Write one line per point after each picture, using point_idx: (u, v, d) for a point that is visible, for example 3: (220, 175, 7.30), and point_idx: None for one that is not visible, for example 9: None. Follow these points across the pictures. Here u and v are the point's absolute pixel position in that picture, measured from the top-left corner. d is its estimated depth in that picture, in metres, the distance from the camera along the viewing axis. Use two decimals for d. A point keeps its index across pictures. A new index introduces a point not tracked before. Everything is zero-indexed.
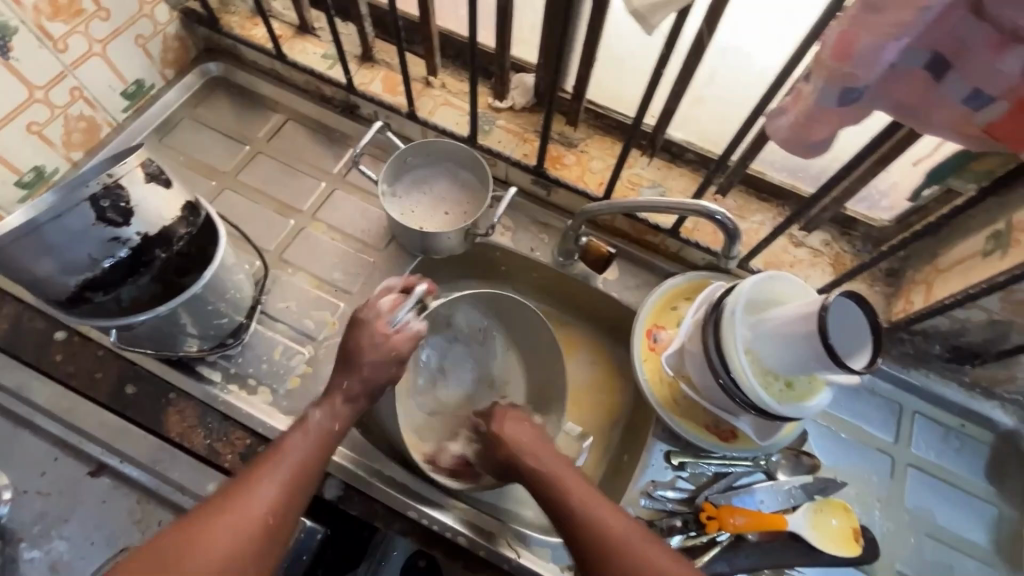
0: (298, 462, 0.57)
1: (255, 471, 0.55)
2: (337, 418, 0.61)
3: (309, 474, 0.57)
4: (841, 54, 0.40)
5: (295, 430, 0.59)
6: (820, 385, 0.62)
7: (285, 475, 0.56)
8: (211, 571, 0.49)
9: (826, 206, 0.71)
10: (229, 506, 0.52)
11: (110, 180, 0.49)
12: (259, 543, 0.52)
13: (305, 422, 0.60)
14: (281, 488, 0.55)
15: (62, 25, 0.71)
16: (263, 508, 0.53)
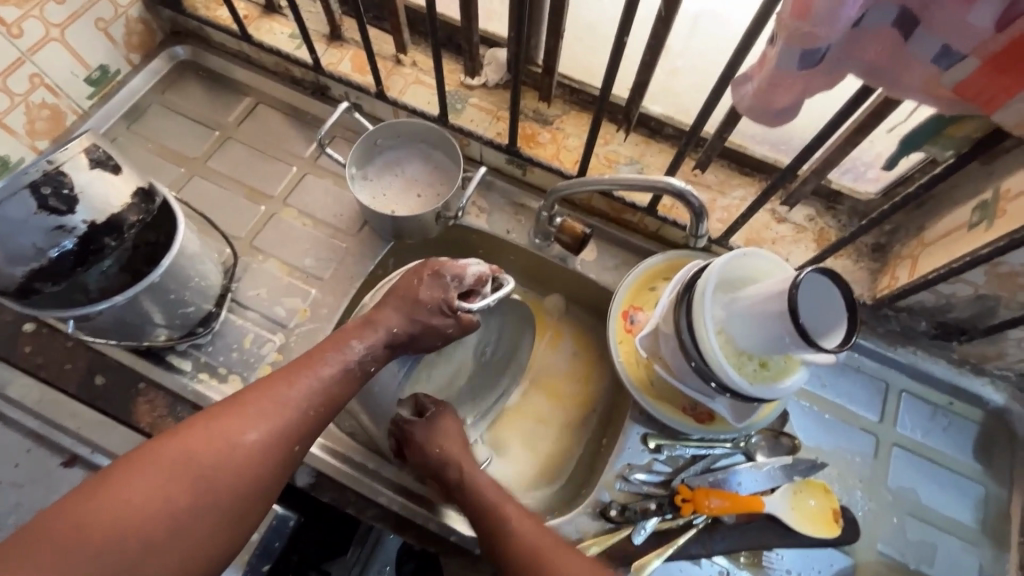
0: (330, 383, 0.56)
1: (287, 389, 0.53)
2: (373, 355, 0.59)
3: (338, 396, 0.56)
4: (801, 11, 0.37)
5: (332, 353, 0.57)
6: (795, 365, 0.60)
7: (316, 397, 0.54)
8: (238, 476, 0.48)
9: (807, 179, 0.68)
10: (256, 420, 0.51)
11: (50, 167, 0.48)
12: (283, 463, 0.51)
13: (345, 351, 0.57)
14: (309, 411, 0.53)
15: (14, 9, 0.69)
16: (292, 421, 0.52)
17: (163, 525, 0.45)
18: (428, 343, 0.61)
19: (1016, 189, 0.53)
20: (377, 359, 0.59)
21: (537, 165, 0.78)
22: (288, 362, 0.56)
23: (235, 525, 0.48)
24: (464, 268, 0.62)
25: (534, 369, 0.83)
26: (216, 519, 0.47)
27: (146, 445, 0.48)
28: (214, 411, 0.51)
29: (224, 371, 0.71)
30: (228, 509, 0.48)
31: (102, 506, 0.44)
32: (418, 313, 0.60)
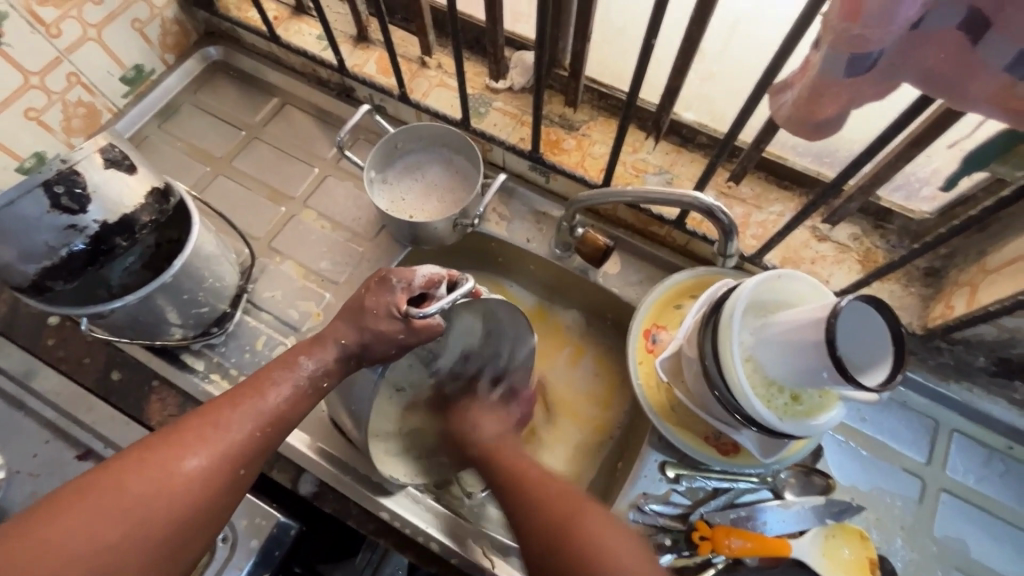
0: (278, 405, 0.54)
1: (230, 411, 0.52)
2: (327, 373, 0.57)
3: (287, 419, 0.54)
4: (851, 12, 0.33)
5: (284, 373, 0.56)
6: (832, 401, 0.55)
7: (262, 417, 0.53)
8: (173, 506, 0.46)
9: (852, 196, 0.63)
10: (197, 445, 0.49)
11: (64, 166, 0.48)
12: (227, 488, 0.49)
13: (294, 369, 0.56)
14: (254, 433, 0.52)
15: (53, 9, 0.71)
16: (234, 446, 0.50)
17: (93, 559, 0.43)
18: (384, 353, 0.57)
19: None
20: (330, 373, 0.57)
21: (560, 173, 0.75)
22: (233, 386, 0.55)
23: (174, 557, 0.46)
24: (411, 272, 0.58)
25: (548, 386, 0.80)
26: (153, 553, 0.45)
27: (76, 483, 0.46)
28: (152, 440, 0.49)
29: (236, 372, 0.71)
30: (164, 539, 0.46)
31: (25, 552, 0.42)
32: (365, 322, 0.57)
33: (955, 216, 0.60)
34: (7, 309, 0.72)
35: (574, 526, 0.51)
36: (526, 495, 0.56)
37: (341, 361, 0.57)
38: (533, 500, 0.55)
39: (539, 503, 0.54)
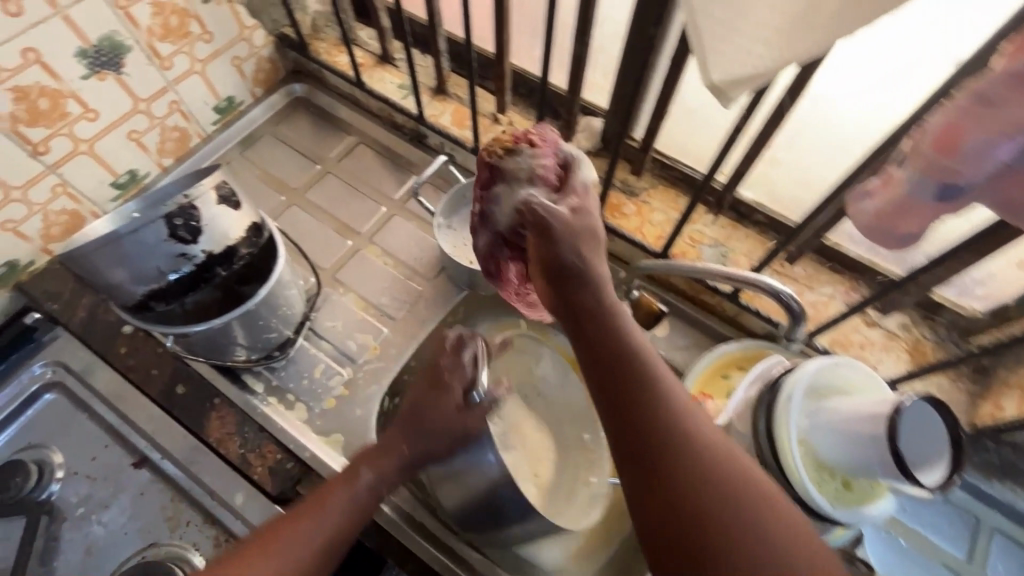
0: (341, 523, 0.56)
1: (306, 527, 0.54)
2: (381, 474, 0.60)
3: (348, 533, 0.57)
4: (945, 148, 0.36)
5: (347, 481, 0.58)
6: (881, 490, 0.57)
7: (335, 529, 0.56)
8: None
9: (908, 290, 0.65)
10: (271, 563, 0.51)
11: (185, 201, 0.52)
12: None
13: (354, 481, 0.59)
14: (325, 547, 0.54)
15: (170, 45, 0.77)
16: (303, 564, 0.52)
17: None
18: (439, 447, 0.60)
19: None
20: (385, 477, 0.60)
21: (619, 235, 0.79)
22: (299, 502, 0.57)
23: None
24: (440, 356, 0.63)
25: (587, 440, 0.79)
26: None
27: None
28: (227, 558, 0.51)
29: (293, 398, 0.73)
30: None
31: None
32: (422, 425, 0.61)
33: (1008, 320, 0.62)
34: (85, 315, 0.76)
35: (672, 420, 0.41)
36: (603, 323, 0.45)
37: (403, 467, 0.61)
38: (618, 355, 0.44)
39: (619, 338, 0.44)
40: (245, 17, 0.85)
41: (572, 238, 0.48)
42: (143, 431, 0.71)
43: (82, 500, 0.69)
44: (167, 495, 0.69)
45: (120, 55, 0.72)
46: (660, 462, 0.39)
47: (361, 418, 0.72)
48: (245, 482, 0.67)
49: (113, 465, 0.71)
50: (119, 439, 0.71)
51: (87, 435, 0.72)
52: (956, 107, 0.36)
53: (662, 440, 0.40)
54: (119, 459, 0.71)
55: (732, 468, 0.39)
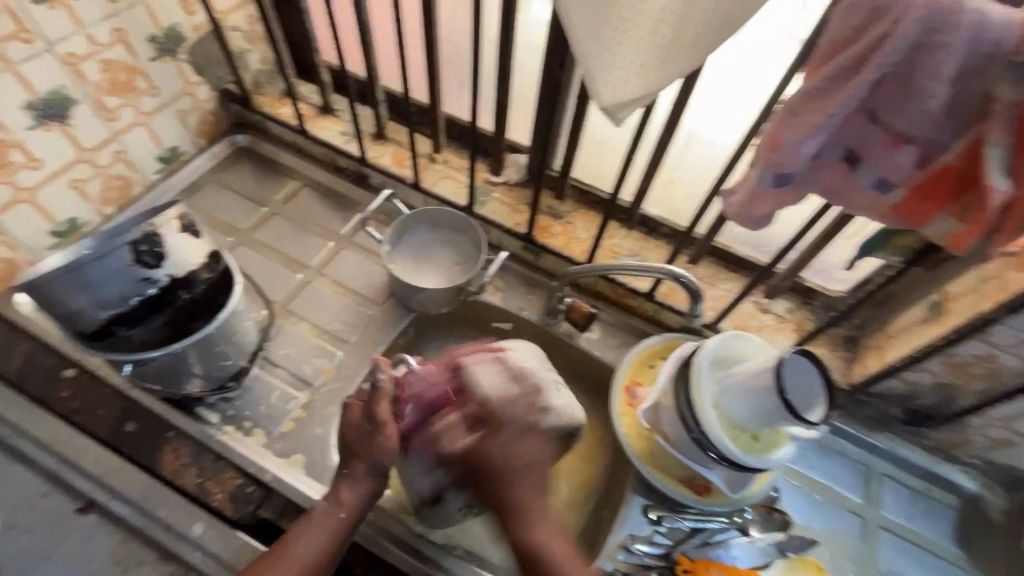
0: (319, 544, 0.60)
1: (294, 540, 0.60)
2: (345, 503, 0.62)
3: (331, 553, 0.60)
4: (772, 146, 0.49)
5: (325, 505, 0.62)
6: (783, 439, 0.67)
7: (322, 544, 0.60)
8: None
9: (783, 275, 0.79)
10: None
11: (150, 229, 0.56)
12: None
13: (309, 517, 0.61)
14: (315, 558, 0.59)
15: (117, 98, 0.82)
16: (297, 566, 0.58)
17: None
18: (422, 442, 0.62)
19: (958, 292, 0.65)
20: (344, 504, 0.61)
21: (549, 252, 0.89)
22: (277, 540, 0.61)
23: None
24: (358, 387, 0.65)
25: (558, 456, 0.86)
26: None
27: None
28: None
29: (250, 424, 0.75)
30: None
31: None
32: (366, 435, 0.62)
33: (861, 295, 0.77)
34: (22, 362, 0.74)
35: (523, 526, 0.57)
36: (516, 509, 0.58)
37: (375, 490, 0.63)
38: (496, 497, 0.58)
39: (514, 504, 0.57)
40: (189, 73, 0.91)
41: (518, 456, 0.57)
42: (88, 474, 0.69)
43: (19, 554, 0.65)
44: (116, 537, 0.67)
45: (66, 108, 0.76)
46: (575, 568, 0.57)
47: (320, 437, 0.75)
48: (202, 511, 0.67)
49: (55, 513, 0.68)
50: (61, 485, 0.69)
51: (23, 485, 0.69)
52: (776, 118, 0.49)
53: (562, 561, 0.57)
54: (61, 505, 0.68)
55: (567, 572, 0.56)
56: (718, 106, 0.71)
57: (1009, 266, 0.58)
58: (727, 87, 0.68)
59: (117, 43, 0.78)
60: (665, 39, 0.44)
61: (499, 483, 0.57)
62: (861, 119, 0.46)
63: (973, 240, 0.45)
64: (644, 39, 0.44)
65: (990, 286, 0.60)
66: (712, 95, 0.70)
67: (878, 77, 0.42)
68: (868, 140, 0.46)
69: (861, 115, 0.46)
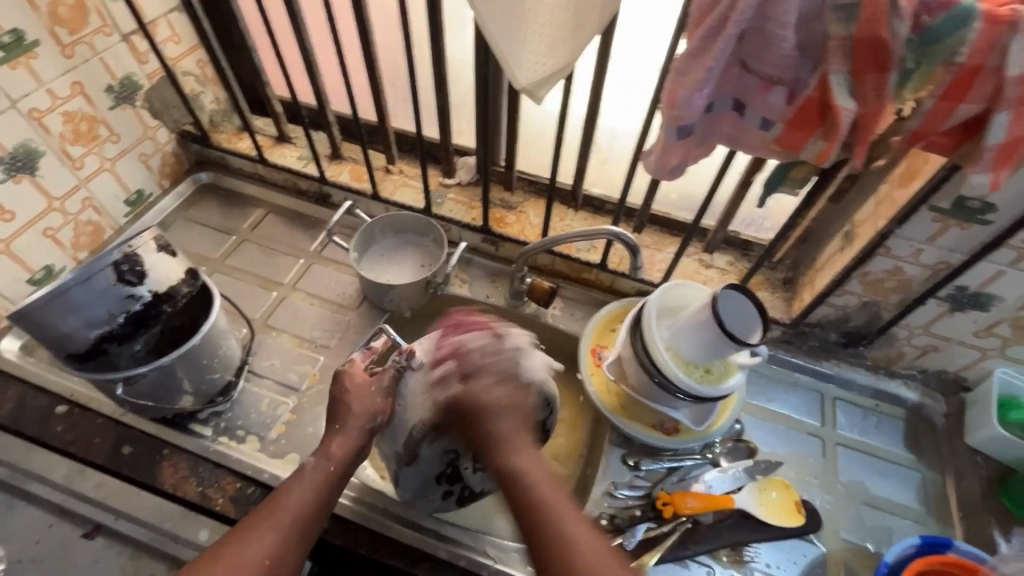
0: (312, 494, 0.61)
1: (284, 494, 0.60)
2: (335, 456, 0.64)
3: (323, 506, 0.61)
4: (670, 104, 0.56)
5: (314, 462, 0.63)
6: (733, 368, 0.74)
7: (312, 495, 0.61)
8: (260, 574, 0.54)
9: (717, 229, 0.87)
10: (258, 535, 0.56)
11: (129, 249, 0.61)
12: (300, 544, 0.58)
13: (300, 472, 0.63)
14: (313, 507, 0.60)
15: (80, 147, 0.86)
16: (293, 516, 0.59)
17: None
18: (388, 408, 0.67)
19: (863, 217, 0.73)
20: (334, 457, 0.64)
21: (506, 240, 0.96)
22: (267, 499, 0.61)
23: None
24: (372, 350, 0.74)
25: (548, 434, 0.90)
26: None
27: None
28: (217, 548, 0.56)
29: (243, 433, 0.79)
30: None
31: None
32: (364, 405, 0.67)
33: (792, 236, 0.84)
34: (12, 405, 0.76)
35: (533, 499, 0.56)
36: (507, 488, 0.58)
37: (360, 443, 0.66)
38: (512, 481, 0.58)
39: (517, 486, 0.58)
40: (147, 118, 0.96)
41: (494, 400, 0.63)
42: (91, 500, 0.72)
43: None
44: (125, 555, 0.70)
45: (34, 160, 0.80)
46: (533, 526, 0.55)
47: (311, 434, 0.79)
48: (206, 516, 0.70)
49: (62, 542, 0.70)
50: (65, 514, 0.72)
51: (27, 520, 0.71)
52: (670, 79, 0.57)
53: (550, 543, 0.53)
54: (67, 534, 0.71)
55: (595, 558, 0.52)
56: (630, 82, 0.79)
57: (895, 186, 0.68)
58: (635, 65, 0.77)
59: (76, 95, 0.84)
60: (560, 23, 0.52)
61: (476, 424, 0.62)
62: (737, 70, 0.54)
63: (833, 155, 0.53)
64: (545, 24, 0.52)
65: (883, 205, 0.69)
66: (625, 74, 0.79)
67: (740, 32, 0.50)
68: (747, 87, 0.55)
69: (736, 66, 0.54)
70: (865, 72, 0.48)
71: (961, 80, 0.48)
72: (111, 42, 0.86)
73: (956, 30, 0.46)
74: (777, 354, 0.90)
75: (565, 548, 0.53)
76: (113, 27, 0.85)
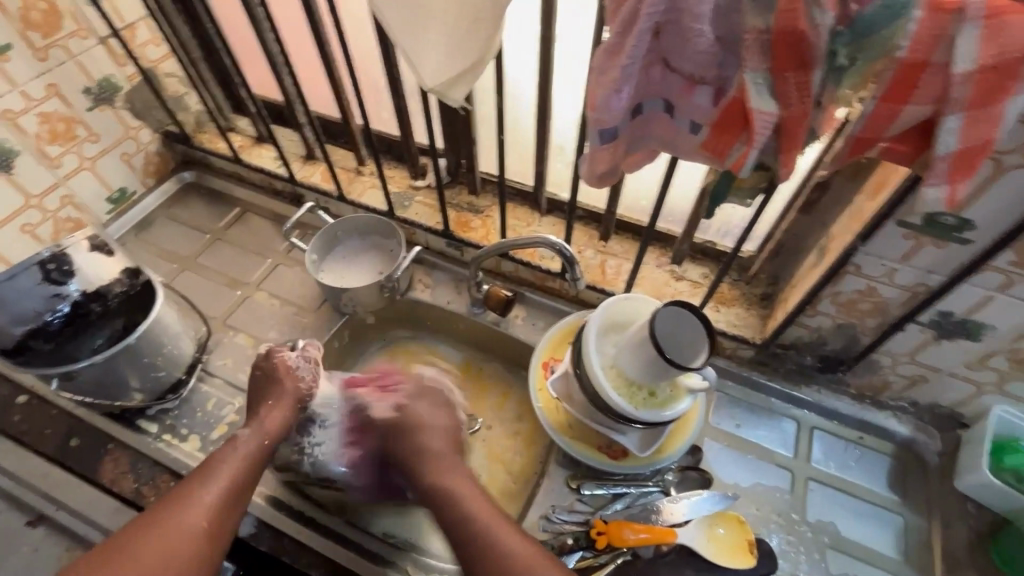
0: (249, 456, 0.63)
1: (220, 458, 0.62)
2: (267, 430, 0.66)
3: (260, 464, 0.64)
4: (590, 105, 0.51)
5: (245, 434, 0.65)
6: (681, 392, 0.68)
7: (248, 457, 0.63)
8: (203, 526, 0.56)
9: (683, 240, 0.81)
10: (198, 494, 0.58)
11: (58, 249, 0.65)
12: (239, 499, 0.60)
13: (235, 440, 0.65)
14: (249, 467, 0.62)
15: (57, 147, 0.90)
16: (230, 476, 0.61)
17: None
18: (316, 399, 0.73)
19: (835, 231, 0.66)
20: (267, 431, 0.66)
21: (468, 245, 0.93)
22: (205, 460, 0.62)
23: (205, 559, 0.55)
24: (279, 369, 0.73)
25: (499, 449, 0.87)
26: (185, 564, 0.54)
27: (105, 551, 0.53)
28: (157, 509, 0.57)
29: (186, 431, 0.80)
30: (218, 546, 0.56)
31: None
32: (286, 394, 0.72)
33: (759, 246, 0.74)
34: None
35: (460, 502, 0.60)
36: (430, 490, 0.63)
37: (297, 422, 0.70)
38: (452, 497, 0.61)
39: (446, 492, 0.61)
40: (129, 119, 0.99)
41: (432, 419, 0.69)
42: (37, 490, 0.74)
43: None
44: (62, 545, 0.72)
45: (9, 159, 0.84)
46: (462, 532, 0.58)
47: None
48: (138, 513, 0.71)
49: (8, 528, 0.73)
50: (14, 501, 0.74)
51: None
52: (591, 78, 0.52)
53: (475, 545, 0.57)
54: (14, 520, 0.74)
55: (518, 554, 0.55)
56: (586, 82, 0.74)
57: (866, 197, 0.60)
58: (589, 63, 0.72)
59: (52, 97, 0.87)
60: (459, 21, 0.48)
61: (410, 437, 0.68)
62: (659, 67, 0.49)
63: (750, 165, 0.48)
64: (445, 23, 0.49)
65: (853, 219, 0.61)
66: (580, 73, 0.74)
67: (654, 25, 0.45)
68: (672, 87, 0.49)
69: (659, 64, 0.49)
70: (785, 70, 0.42)
71: (900, 81, 0.41)
72: (88, 46, 0.89)
73: (894, 18, 0.39)
74: (750, 376, 0.83)
75: (489, 548, 0.56)
76: (89, 30, 0.88)
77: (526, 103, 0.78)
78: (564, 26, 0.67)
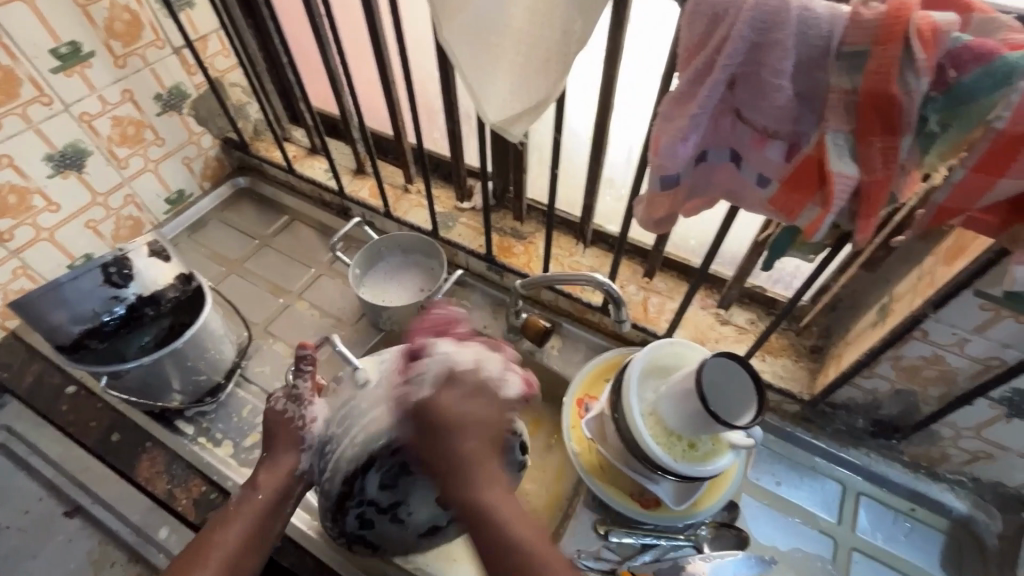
0: (250, 525, 0.59)
1: (225, 523, 0.59)
2: (262, 485, 0.61)
3: (263, 530, 0.60)
4: (653, 152, 0.50)
5: (241, 494, 0.61)
6: (722, 447, 0.65)
7: (247, 531, 0.59)
8: None
9: (732, 284, 0.78)
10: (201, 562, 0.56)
11: (119, 253, 0.68)
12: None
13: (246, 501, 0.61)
14: (250, 534, 0.59)
15: (126, 148, 0.94)
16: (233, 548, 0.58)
17: None
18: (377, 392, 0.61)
19: (902, 292, 0.62)
20: (260, 485, 0.61)
21: (509, 271, 0.92)
22: (203, 533, 0.59)
23: None
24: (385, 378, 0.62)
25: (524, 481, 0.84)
26: None
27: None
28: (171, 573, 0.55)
29: (221, 436, 0.81)
30: None
31: None
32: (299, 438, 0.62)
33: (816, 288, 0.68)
34: (33, 380, 0.84)
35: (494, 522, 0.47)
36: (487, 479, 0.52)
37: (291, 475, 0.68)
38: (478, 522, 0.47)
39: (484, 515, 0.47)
40: (193, 126, 1.03)
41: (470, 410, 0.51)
42: (76, 481, 0.76)
43: (11, 552, 0.73)
44: (95, 539, 0.73)
45: (82, 158, 0.88)
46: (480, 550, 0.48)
47: None
48: (169, 515, 0.72)
49: (46, 515, 0.75)
50: (54, 490, 0.77)
51: (24, 489, 0.77)
52: (655, 123, 0.50)
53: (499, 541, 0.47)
54: (52, 509, 0.76)
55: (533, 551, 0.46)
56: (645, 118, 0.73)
57: (939, 261, 0.56)
58: None
59: (126, 102, 0.91)
60: (526, 61, 0.48)
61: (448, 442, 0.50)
62: (729, 118, 0.47)
63: (821, 229, 0.46)
64: (510, 60, 0.49)
65: (923, 282, 0.58)
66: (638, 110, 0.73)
67: (729, 77, 0.43)
68: (742, 138, 0.48)
69: (730, 115, 0.47)
70: (870, 133, 0.40)
71: (996, 154, 0.39)
72: (162, 55, 0.93)
73: (994, 88, 0.37)
74: (793, 432, 0.79)
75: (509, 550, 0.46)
76: (166, 41, 0.92)
77: (579, 135, 0.77)
78: (628, 64, 0.66)
